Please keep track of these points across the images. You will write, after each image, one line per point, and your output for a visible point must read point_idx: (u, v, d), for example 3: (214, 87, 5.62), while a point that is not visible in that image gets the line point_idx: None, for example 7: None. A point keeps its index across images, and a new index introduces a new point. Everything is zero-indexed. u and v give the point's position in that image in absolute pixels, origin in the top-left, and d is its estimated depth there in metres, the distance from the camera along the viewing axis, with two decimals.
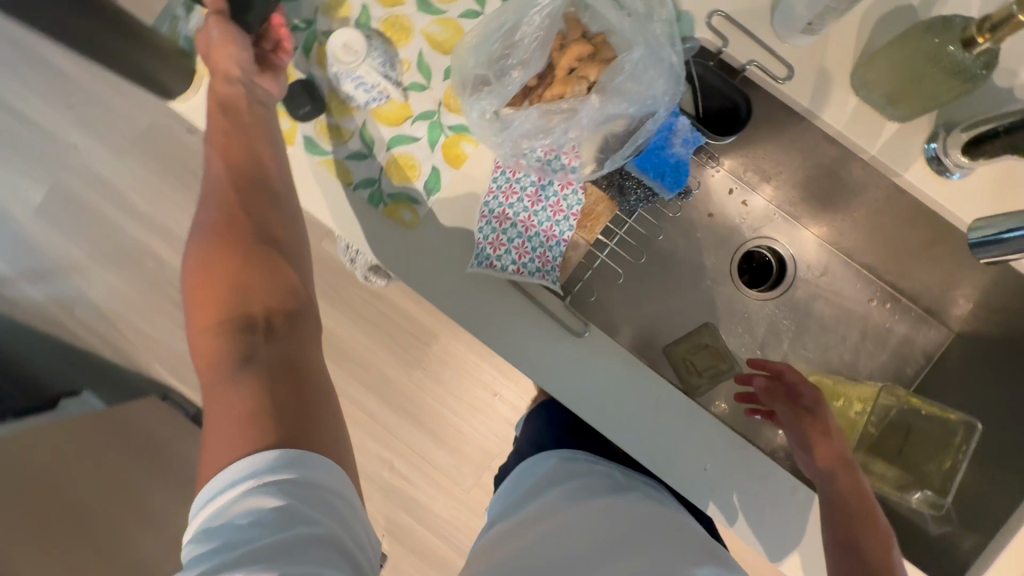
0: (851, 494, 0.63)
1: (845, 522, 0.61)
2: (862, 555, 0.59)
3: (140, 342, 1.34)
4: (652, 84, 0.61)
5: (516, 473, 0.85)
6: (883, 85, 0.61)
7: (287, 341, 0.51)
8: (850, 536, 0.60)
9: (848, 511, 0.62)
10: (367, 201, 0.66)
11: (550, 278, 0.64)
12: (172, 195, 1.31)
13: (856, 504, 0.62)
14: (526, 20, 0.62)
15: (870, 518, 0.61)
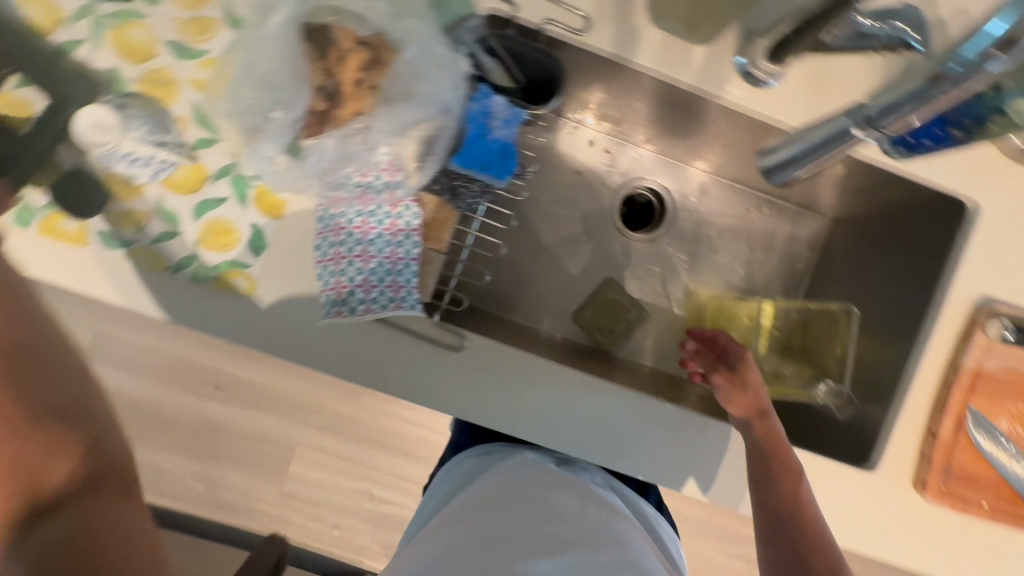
0: (772, 446, 0.63)
1: (764, 472, 0.63)
2: (780, 499, 0.63)
3: None
4: (441, 81, 0.56)
5: (447, 469, 0.85)
6: (678, 13, 0.60)
7: (102, 495, 0.49)
8: (770, 485, 0.63)
9: (768, 462, 0.63)
10: (193, 281, 0.60)
11: (407, 304, 0.59)
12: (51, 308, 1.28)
13: (775, 454, 0.63)
14: (283, 43, 0.54)
15: (788, 462, 0.63)
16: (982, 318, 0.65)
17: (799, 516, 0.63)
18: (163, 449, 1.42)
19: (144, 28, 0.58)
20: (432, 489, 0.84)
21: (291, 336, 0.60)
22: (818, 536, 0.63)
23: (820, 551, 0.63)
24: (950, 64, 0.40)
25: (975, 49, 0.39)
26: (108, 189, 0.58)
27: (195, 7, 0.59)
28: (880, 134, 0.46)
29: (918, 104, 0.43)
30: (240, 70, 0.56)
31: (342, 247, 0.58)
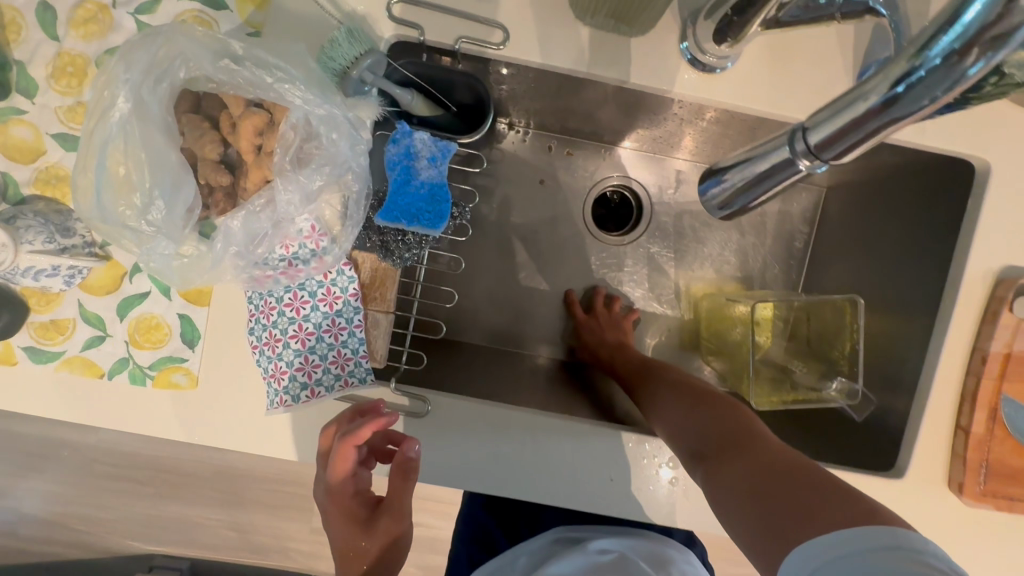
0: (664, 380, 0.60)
1: (664, 406, 0.55)
2: (684, 423, 0.51)
3: (115, 519, 1.42)
4: (335, 140, 0.50)
5: None
6: (601, 8, 0.51)
7: None
8: (669, 412, 0.54)
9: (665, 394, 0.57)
10: (130, 383, 0.56)
11: (357, 378, 0.54)
12: None
13: (668, 384, 0.58)
14: (146, 127, 0.48)
15: (690, 387, 0.56)
16: (1006, 294, 0.56)
17: (717, 427, 0.47)
18: (189, 502, 1.42)
19: (27, 124, 0.54)
20: None
21: (240, 431, 0.55)
22: (753, 443, 0.43)
23: (747, 450, 0.43)
24: (919, 66, 0.29)
25: (956, 39, 0.28)
26: (24, 303, 0.55)
27: (75, 91, 0.53)
28: (827, 164, 0.35)
29: (874, 128, 0.32)
30: (98, 168, 0.48)
31: (275, 328, 0.53)
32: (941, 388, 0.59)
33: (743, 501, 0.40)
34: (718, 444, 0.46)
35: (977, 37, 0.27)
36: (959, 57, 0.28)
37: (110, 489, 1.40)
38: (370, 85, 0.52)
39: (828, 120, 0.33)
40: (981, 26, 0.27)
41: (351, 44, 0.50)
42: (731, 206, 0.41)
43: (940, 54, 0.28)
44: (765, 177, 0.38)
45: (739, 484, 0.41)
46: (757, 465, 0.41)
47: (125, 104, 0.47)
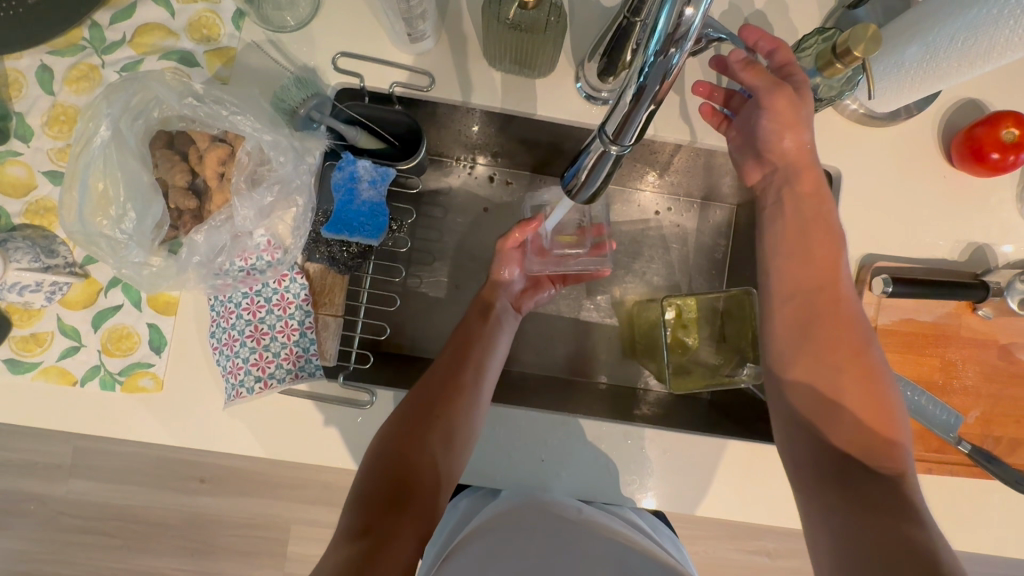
0: (817, 324, 0.55)
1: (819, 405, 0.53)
2: (829, 432, 0.52)
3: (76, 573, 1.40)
4: (282, 163, 0.59)
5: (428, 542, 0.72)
6: (506, 55, 0.63)
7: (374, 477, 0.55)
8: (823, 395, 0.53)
9: (831, 374, 0.53)
10: (101, 388, 0.62)
11: (306, 371, 0.61)
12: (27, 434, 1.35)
13: (822, 336, 0.55)
14: (125, 157, 0.57)
15: (852, 359, 0.53)
16: (867, 277, 0.66)
17: (859, 459, 0.50)
18: (159, 553, 1.41)
19: (22, 164, 0.62)
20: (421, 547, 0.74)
21: (201, 426, 0.61)
22: (894, 488, 0.47)
23: (890, 501, 0.46)
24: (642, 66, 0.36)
25: (656, 44, 0.35)
26: (7, 319, 0.62)
27: (65, 136, 0.63)
28: (632, 146, 0.40)
29: (644, 109, 0.37)
30: (82, 191, 0.57)
31: (234, 329, 0.61)
32: None
33: (866, 555, 0.43)
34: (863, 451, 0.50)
35: (667, 40, 0.34)
36: (664, 54, 0.35)
37: (76, 542, 1.39)
38: (317, 121, 0.62)
39: (611, 116, 0.39)
40: (670, 32, 0.34)
41: (299, 89, 0.61)
42: (587, 190, 0.45)
43: (654, 53, 0.35)
44: (597, 167, 0.43)
45: (870, 506, 0.46)
46: (897, 523, 0.44)
47: (107, 131, 0.56)
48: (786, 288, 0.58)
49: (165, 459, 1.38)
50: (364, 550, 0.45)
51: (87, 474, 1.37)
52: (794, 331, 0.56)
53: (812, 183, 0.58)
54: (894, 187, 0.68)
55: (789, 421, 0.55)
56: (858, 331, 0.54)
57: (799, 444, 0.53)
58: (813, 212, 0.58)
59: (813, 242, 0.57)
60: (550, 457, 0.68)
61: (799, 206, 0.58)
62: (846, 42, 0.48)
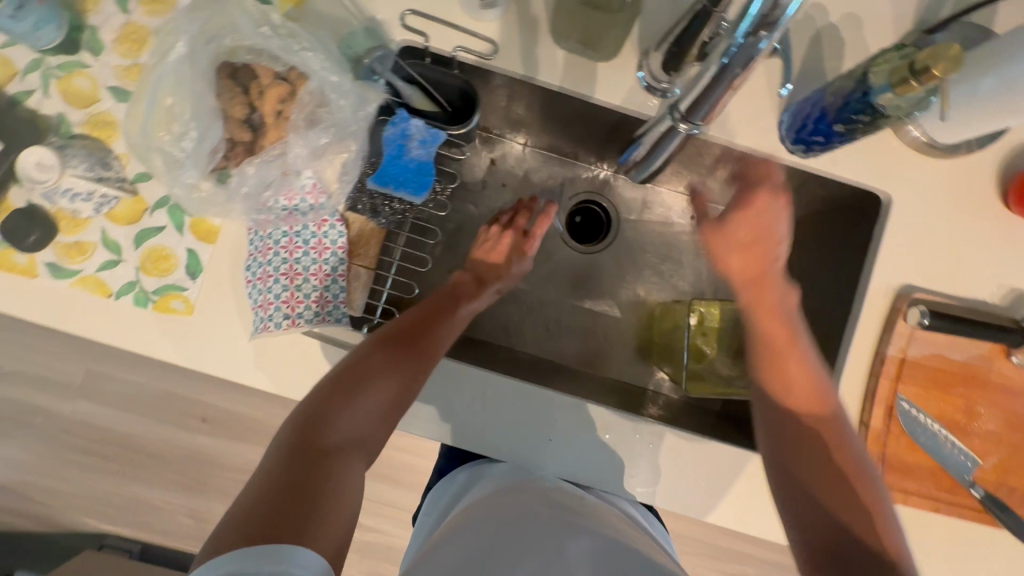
0: (793, 419, 0.60)
1: (812, 494, 0.57)
2: (830, 513, 0.56)
3: (69, 491, 1.45)
4: (342, 106, 0.61)
5: (431, 500, 0.76)
6: (574, 32, 0.63)
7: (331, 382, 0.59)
8: (817, 481, 0.57)
9: (816, 458, 0.58)
10: (134, 305, 0.63)
11: (333, 316, 0.62)
12: (41, 349, 1.39)
13: (792, 426, 0.59)
14: (193, 80, 0.58)
15: (837, 447, 0.58)
16: (903, 306, 0.65)
17: (857, 538, 0.54)
18: (150, 484, 1.44)
19: (88, 77, 0.64)
20: (423, 514, 0.75)
21: (224, 356, 0.63)
22: (883, 562, 0.53)
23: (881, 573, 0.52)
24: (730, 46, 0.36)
25: (749, 26, 0.34)
26: (54, 225, 0.63)
27: (133, 55, 0.64)
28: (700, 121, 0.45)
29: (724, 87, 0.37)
30: (150, 106, 0.59)
31: (270, 265, 0.62)
32: (855, 381, 0.66)
33: None
34: (856, 531, 0.54)
35: (759, 24, 0.33)
36: (754, 36, 0.34)
37: (74, 461, 1.43)
38: (378, 74, 0.64)
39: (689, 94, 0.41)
40: (764, 15, 0.34)
41: (366, 39, 0.64)
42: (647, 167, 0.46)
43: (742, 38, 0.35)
44: (661, 140, 0.46)
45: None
46: None
47: (181, 48, 0.58)
48: (763, 388, 0.62)
49: (168, 393, 1.41)
50: (298, 471, 0.50)
51: (93, 396, 1.40)
52: (774, 433, 0.60)
53: (759, 301, 0.61)
54: (943, 221, 0.67)
55: (784, 491, 0.59)
56: (835, 416, 0.59)
57: (796, 510, 0.58)
58: (768, 331, 0.61)
59: (781, 349, 0.61)
60: (556, 438, 0.69)
61: (777, 302, 0.61)
62: (926, 58, 0.48)
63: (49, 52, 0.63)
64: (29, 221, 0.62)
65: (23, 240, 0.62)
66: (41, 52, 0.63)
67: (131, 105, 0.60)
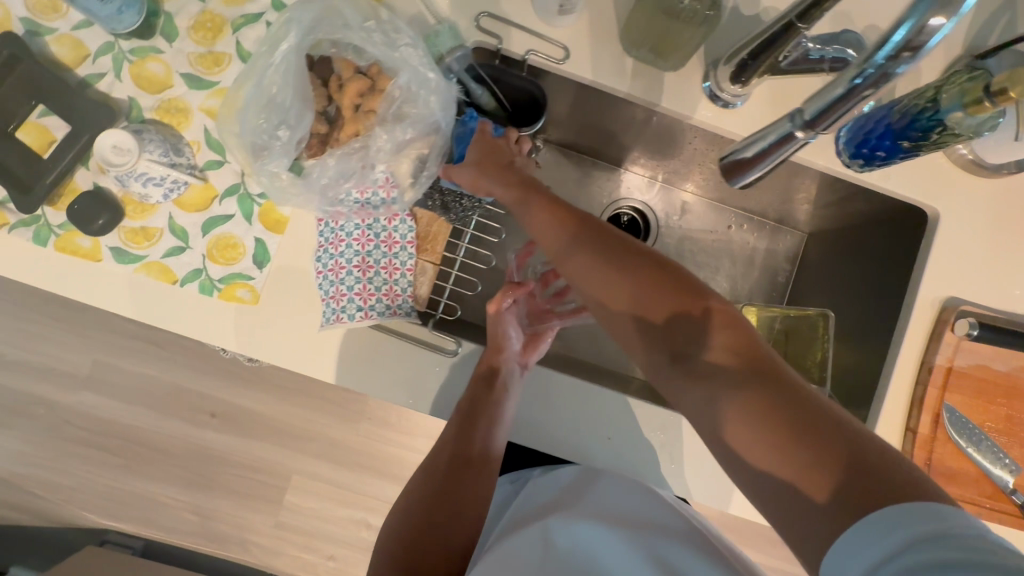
0: (675, 330, 0.46)
1: (706, 393, 0.43)
2: (766, 418, 0.39)
3: (69, 485, 1.40)
4: (430, 102, 0.60)
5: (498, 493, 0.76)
6: (647, 42, 0.64)
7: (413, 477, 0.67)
8: (695, 370, 0.44)
9: (707, 355, 0.44)
10: (199, 292, 0.63)
11: (403, 310, 0.63)
12: (49, 337, 1.36)
13: (675, 347, 0.46)
14: (295, 69, 0.59)
15: (721, 336, 0.44)
16: (950, 317, 0.68)
17: (809, 441, 0.37)
18: (156, 479, 1.41)
19: (161, 62, 0.64)
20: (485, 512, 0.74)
21: (290, 346, 0.62)
22: (850, 464, 0.35)
23: (864, 494, 0.34)
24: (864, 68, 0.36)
25: (888, 50, 0.35)
26: (120, 209, 0.63)
27: (208, 43, 0.64)
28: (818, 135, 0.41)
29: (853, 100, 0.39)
30: (251, 91, 0.59)
31: (342, 257, 0.62)
32: (905, 374, 0.69)
33: (800, 520, 0.36)
34: (759, 390, 0.40)
35: (902, 48, 0.34)
36: (895, 59, 0.35)
37: (77, 454, 1.39)
38: (454, 73, 0.66)
39: (815, 99, 0.40)
40: (908, 39, 0.34)
41: (449, 37, 0.64)
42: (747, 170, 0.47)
43: (883, 59, 0.36)
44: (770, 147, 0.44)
45: (826, 491, 0.35)
46: (858, 493, 0.34)
47: (292, 39, 0.59)
48: (637, 350, 0.48)
49: (179, 386, 1.39)
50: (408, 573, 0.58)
51: (100, 387, 1.38)
52: (649, 365, 0.47)
53: (575, 258, 0.50)
54: (985, 238, 0.70)
55: (716, 438, 0.42)
56: (701, 290, 0.46)
57: (753, 469, 0.39)
58: (563, 254, 0.51)
59: (640, 286, 0.47)
60: (615, 436, 0.67)
61: (543, 211, 0.54)
62: (1004, 81, 0.49)
63: (124, 36, 0.63)
64: (95, 204, 0.62)
65: (90, 223, 0.61)
66: (116, 36, 0.63)
67: (231, 90, 0.60)
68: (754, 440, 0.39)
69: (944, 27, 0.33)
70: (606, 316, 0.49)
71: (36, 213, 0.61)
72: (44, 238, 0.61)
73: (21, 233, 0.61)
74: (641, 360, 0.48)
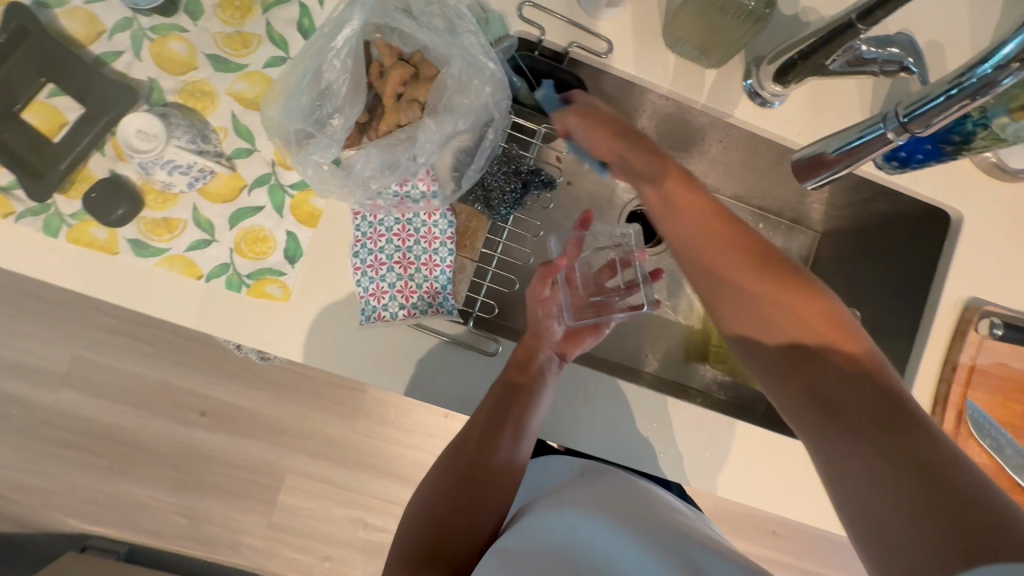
0: (798, 355, 0.47)
1: (808, 403, 0.44)
2: (867, 427, 0.40)
3: (47, 488, 1.32)
4: (484, 93, 0.59)
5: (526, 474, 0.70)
6: (692, 39, 0.64)
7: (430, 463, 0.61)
8: (805, 380, 0.45)
9: (817, 375, 0.45)
10: (226, 288, 0.59)
11: (445, 308, 0.61)
12: (25, 332, 1.27)
13: (789, 355, 0.47)
14: (348, 55, 0.56)
15: (827, 346, 0.46)
16: (974, 317, 0.69)
17: (896, 445, 0.38)
18: (142, 481, 1.34)
19: (184, 42, 0.60)
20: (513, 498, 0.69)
21: (325, 346, 0.59)
22: (931, 469, 0.35)
23: (940, 494, 0.34)
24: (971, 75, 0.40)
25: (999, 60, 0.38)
26: (141, 198, 0.58)
27: (236, 22, 0.60)
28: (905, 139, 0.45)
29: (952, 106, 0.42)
30: (303, 77, 0.56)
31: (381, 253, 0.60)
32: (930, 372, 0.70)
33: (873, 518, 0.36)
34: (869, 409, 0.41)
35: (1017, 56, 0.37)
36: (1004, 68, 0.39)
37: (55, 456, 1.32)
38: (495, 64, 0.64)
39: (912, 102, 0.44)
40: (1020, 51, 0.38)
41: (498, 28, 0.63)
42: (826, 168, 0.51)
43: (991, 69, 0.39)
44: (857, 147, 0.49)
45: (901, 491, 0.35)
46: (934, 497, 0.34)
47: (355, 24, 0.56)
48: (749, 342, 0.50)
49: (168, 383, 1.32)
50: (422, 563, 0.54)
51: (82, 385, 1.30)
52: (764, 371, 0.48)
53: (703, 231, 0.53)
54: (1004, 240, 0.72)
55: (814, 440, 0.43)
56: (841, 319, 0.47)
57: (846, 479, 0.39)
58: (700, 239, 0.53)
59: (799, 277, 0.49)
60: (655, 436, 0.67)
61: (691, 194, 0.54)
62: None
63: (145, 12, 0.58)
64: (116, 194, 0.58)
65: (109, 214, 0.57)
66: (135, 12, 0.59)
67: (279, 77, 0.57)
68: (844, 448, 0.40)
69: None
70: (731, 322, 0.52)
71: (46, 201, 0.57)
72: (55, 228, 0.57)
73: (30, 222, 0.57)
74: (755, 368, 0.50)
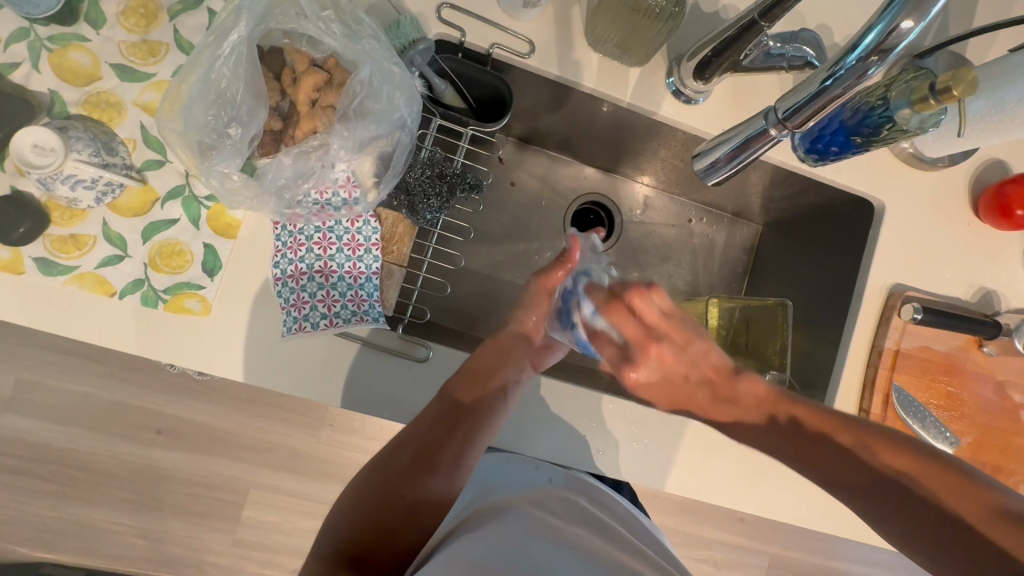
0: (831, 457, 0.52)
1: (880, 509, 0.50)
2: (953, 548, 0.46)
3: None
4: (395, 97, 0.58)
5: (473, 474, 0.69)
6: (612, 38, 0.64)
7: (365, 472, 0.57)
8: (873, 497, 0.50)
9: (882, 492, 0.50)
10: (142, 305, 0.57)
11: (371, 316, 0.60)
12: None
13: (842, 466, 0.52)
14: (252, 62, 0.55)
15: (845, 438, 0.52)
16: (897, 302, 0.72)
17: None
18: (97, 504, 1.29)
19: (87, 52, 0.57)
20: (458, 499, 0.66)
21: (249, 359, 0.58)
22: None
23: None
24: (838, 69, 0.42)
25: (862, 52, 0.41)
26: (46, 215, 0.56)
27: (141, 30, 0.58)
28: (791, 131, 0.47)
29: (825, 97, 0.44)
30: (197, 87, 0.55)
31: (303, 262, 0.59)
32: (858, 357, 0.73)
33: None
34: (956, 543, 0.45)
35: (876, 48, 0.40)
36: (865, 60, 0.41)
37: (5, 482, 1.27)
38: (415, 67, 0.62)
39: (789, 99, 0.45)
40: (879, 42, 0.40)
41: (412, 30, 0.61)
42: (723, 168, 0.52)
43: (856, 60, 0.41)
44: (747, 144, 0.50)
45: None
46: None
47: (243, 28, 0.54)
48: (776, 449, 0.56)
49: (120, 402, 1.28)
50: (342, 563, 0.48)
51: (28, 408, 1.25)
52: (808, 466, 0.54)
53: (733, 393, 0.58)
54: (926, 226, 0.75)
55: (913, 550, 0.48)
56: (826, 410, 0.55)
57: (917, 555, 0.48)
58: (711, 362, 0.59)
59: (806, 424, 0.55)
60: (592, 434, 0.67)
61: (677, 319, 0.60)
62: (946, 82, 0.51)
63: (42, 21, 0.56)
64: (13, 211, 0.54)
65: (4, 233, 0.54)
66: (31, 21, 0.56)
67: (172, 83, 0.55)
68: (918, 551, 0.48)
69: (913, 29, 0.39)
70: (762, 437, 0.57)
71: None
72: None
73: None
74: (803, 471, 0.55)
